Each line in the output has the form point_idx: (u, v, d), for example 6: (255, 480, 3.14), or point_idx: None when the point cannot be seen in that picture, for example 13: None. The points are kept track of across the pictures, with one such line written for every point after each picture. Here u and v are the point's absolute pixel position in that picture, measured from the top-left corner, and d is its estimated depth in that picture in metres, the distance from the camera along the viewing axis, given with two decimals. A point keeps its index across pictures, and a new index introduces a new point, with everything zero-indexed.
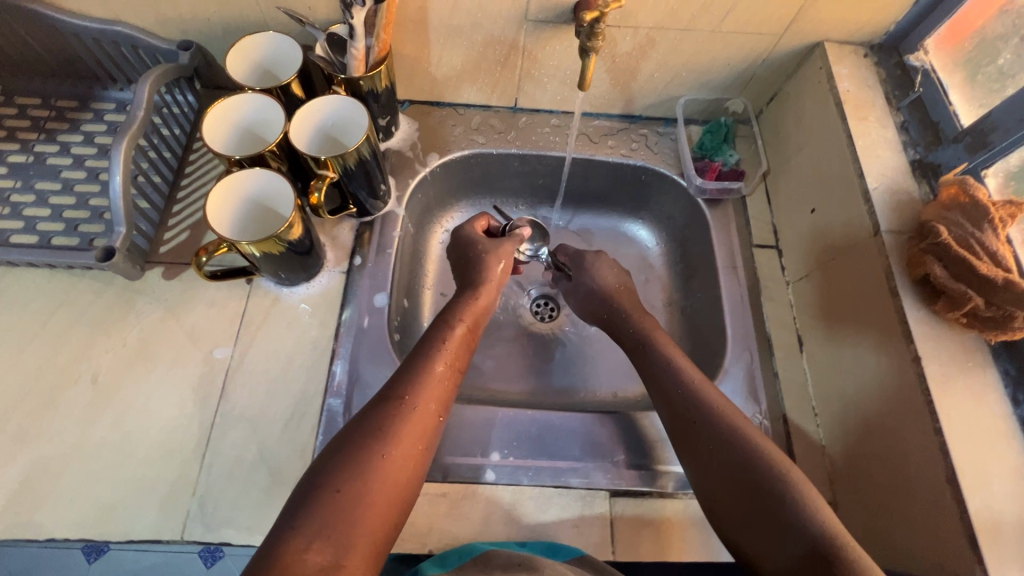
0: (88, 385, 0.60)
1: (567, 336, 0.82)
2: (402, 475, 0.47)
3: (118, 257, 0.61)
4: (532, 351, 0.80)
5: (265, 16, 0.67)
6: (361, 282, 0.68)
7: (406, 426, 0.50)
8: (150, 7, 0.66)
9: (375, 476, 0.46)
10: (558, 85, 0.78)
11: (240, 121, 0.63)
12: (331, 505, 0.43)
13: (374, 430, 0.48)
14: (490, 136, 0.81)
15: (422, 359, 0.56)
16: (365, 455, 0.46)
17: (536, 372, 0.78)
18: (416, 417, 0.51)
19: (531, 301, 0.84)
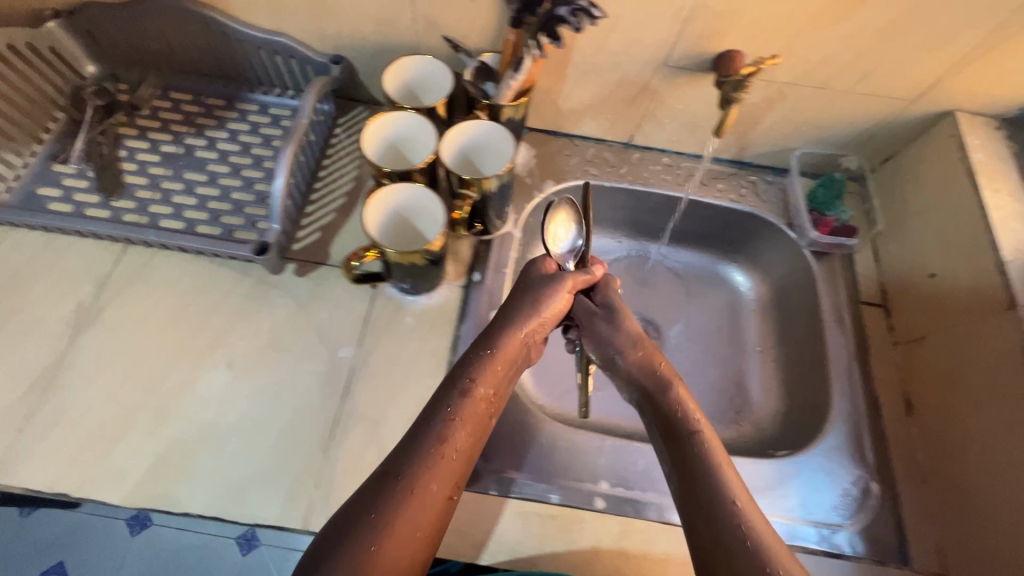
0: (224, 368, 0.63)
1: None
2: (419, 534, 0.46)
3: (270, 252, 0.66)
4: None
5: (418, 40, 0.72)
6: (480, 298, 0.70)
7: (424, 478, 0.47)
8: (315, 24, 0.71)
9: (381, 539, 0.44)
10: (677, 126, 0.80)
11: (391, 137, 0.67)
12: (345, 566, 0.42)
13: (387, 481, 0.47)
14: (603, 169, 0.83)
15: (450, 396, 0.52)
16: (381, 517, 0.45)
17: None
18: (442, 464, 0.48)
19: None
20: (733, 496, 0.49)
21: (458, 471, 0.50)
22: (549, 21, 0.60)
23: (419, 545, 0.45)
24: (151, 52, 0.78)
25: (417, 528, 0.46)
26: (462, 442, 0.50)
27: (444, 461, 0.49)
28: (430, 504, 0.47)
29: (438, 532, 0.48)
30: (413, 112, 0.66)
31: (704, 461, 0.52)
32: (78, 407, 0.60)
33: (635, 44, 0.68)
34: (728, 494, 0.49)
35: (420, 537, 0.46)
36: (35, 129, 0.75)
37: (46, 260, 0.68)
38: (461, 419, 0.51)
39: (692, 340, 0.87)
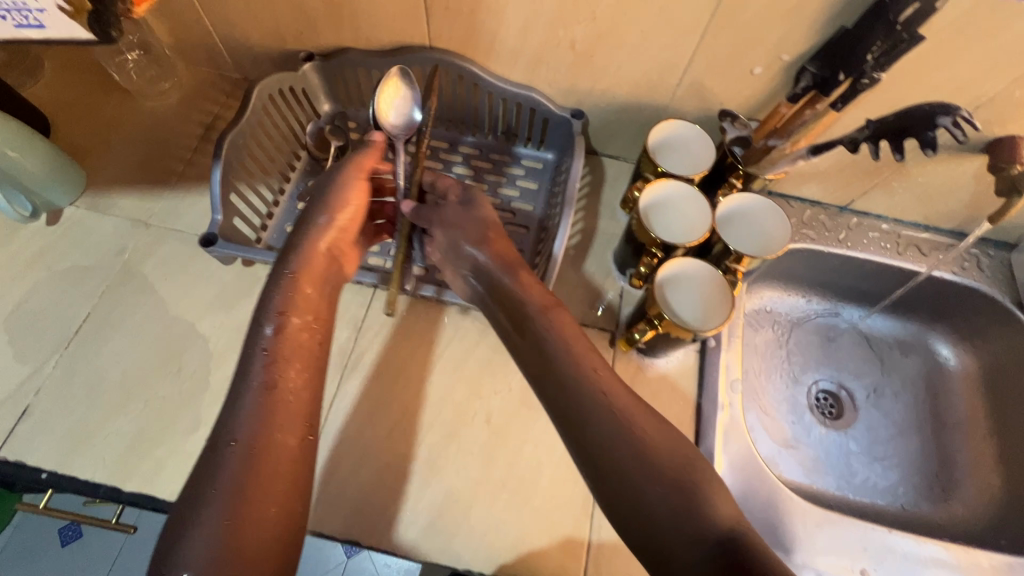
0: (483, 423, 0.65)
1: (854, 437, 0.85)
2: (271, 506, 0.48)
3: None
4: (824, 448, 0.84)
5: (671, 102, 0.71)
6: (716, 364, 0.70)
7: (268, 433, 0.51)
8: (569, 81, 0.72)
9: (235, 508, 0.47)
10: (907, 196, 0.78)
11: (658, 204, 0.66)
12: (221, 514, 0.46)
13: (222, 450, 0.49)
14: (820, 233, 0.82)
15: (257, 335, 0.56)
16: (237, 483, 0.48)
17: (829, 471, 0.82)
18: (277, 415, 0.52)
19: (819, 393, 0.87)
20: (636, 428, 0.52)
21: (301, 416, 0.54)
22: (922, 125, 0.55)
23: (285, 506, 0.49)
24: None
25: (277, 486, 0.49)
26: (294, 380, 0.55)
27: (278, 406, 0.52)
28: (274, 461, 0.50)
29: (299, 500, 0.50)
30: (683, 182, 0.66)
31: (590, 378, 0.56)
32: (356, 453, 0.63)
33: None
34: (632, 449, 0.51)
35: (279, 505, 0.49)
36: (283, 166, 0.78)
37: None
38: (285, 360, 0.55)
39: (891, 410, 0.86)
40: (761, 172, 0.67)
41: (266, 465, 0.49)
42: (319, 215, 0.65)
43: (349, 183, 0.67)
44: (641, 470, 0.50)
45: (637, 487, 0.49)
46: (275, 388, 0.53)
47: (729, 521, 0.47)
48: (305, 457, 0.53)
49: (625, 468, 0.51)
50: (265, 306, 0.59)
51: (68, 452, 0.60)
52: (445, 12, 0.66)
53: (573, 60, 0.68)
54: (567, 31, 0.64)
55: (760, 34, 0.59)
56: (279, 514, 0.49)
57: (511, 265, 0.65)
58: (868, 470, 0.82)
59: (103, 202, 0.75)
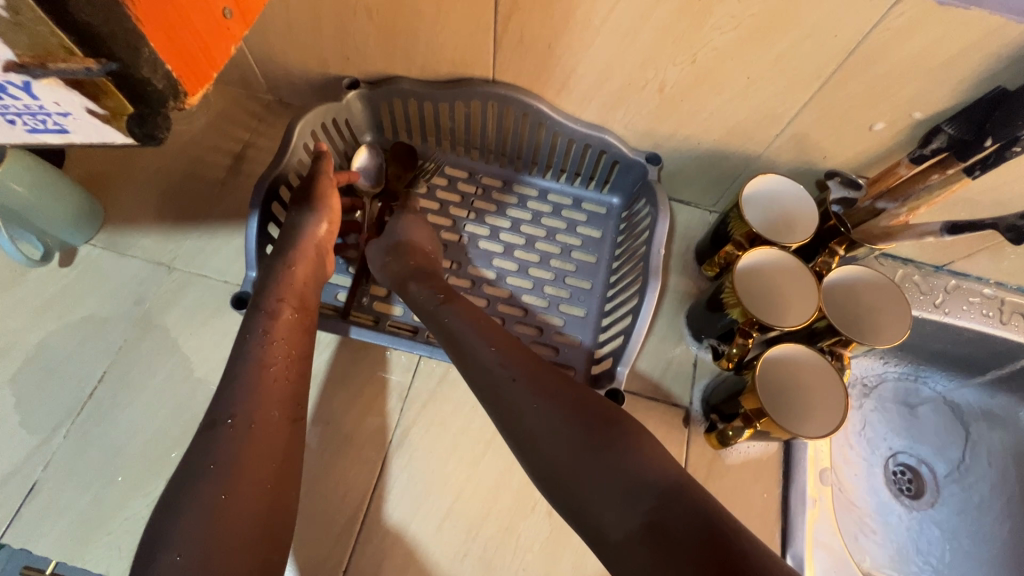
0: (544, 516, 0.58)
1: (934, 519, 0.76)
2: (260, 487, 0.41)
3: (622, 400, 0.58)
4: (902, 531, 0.75)
5: (764, 154, 0.63)
6: (805, 453, 0.62)
7: (258, 408, 0.45)
8: (647, 124, 0.63)
9: (227, 482, 0.40)
10: (1018, 260, 0.70)
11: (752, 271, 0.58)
12: (213, 494, 0.40)
13: (217, 428, 0.43)
14: (912, 296, 0.74)
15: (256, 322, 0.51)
16: (230, 462, 0.41)
17: (907, 559, 0.74)
18: (270, 393, 0.46)
19: (896, 467, 0.79)
20: (557, 406, 0.44)
21: (294, 396, 0.48)
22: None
23: (268, 508, 0.41)
24: (440, 128, 0.72)
25: (264, 464, 0.43)
26: (285, 360, 0.49)
27: (272, 384, 0.47)
28: (270, 445, 0.44)
29: (289, 501, 0.43)
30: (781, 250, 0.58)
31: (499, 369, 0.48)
32: (402, 545, 0.56)
33: None
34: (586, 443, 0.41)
35: (270, 496, 0.42)
36: None
37: (348, 364, 0.63)
38: (274, 337, 0.50)
39: (976, 490, 0.78)
40: (870, 242, 0.59)
41: (261, 446, 0.43)
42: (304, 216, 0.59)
43: (321, 164, 0.60)
44: (571, 455, 0.41)
45: (576, 480, 0.40)
46: (268, 369, 0.48)
47: (682, 492, 0.37)
48: (297, 444, 0.46)
49: (557, 465, 0.41)
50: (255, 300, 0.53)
51: (82, 537, 0.54)
52: (515, 45, 0.57)
53: (658, 102, 0.60)
54: (656, 72, 0.56)
55: (891, 89, 0.51)
56: (267, 507, 0.41)
57: (430, 280, 0.60)
58: (953, 559, 0.74)
59: (123, 240, 0.67)
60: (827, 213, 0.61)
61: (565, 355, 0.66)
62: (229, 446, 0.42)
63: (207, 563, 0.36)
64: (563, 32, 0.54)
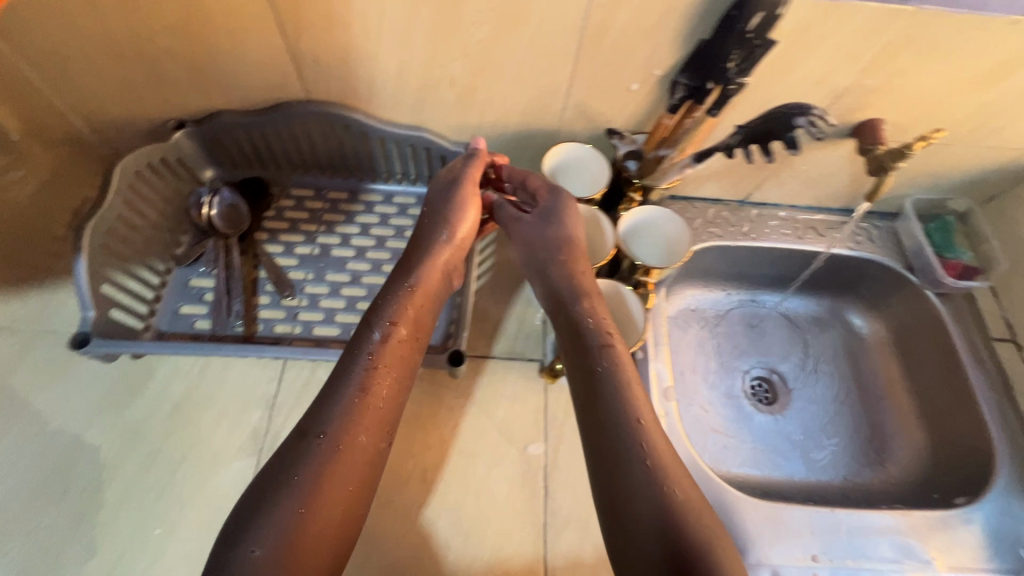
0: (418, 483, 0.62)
1: (789, 418, 0.86)
2: (336, 516, 0.48)
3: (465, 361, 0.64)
4: (761, 435, 0.84)
5: (562, 127, 0.72)
6: (647, 376, 0.70)
7: (349, 432, 0.51)
8: (456, 117, 0.71)
9: (308, 502, 0.47)
10: (796, 184, 0.83)
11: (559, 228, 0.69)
12: (293, 506, 0.46)
13: (307, 441, 0.49)
14: (725, 230, 0.85)
15: (371, 341, 0.56)
16: (315, 484, 0.47)
17: (769, 458, 0.82)
18: (366, 419, 0.52)
19: (750, 380, 0.89)
20: (658, 464, 0.51)
21: (386, 421, 0.53)
22: (783, 126, 0.60)
23: (341, 531, 0.48)
24: (276, 154, 0.77)
25: (344, 488, 0.49)
26: (388, 383, 0.55)
27: (370, 411, 0.52)
28: (349, 467, 0.50)
29: (357, 521, 0.50)
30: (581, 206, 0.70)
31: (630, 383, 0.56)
32: None
33: None
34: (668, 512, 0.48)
35: (342, 525, 0.48)
36: (169, 245, 0.72)
37: (212, 385, 0.65)
38: (382, 367, 0.55)
39: (819, 382, 0.89)
40: (657, 183, 0.70)
41: (343, 468, 0.49)
42: (438, 232, 0.66)
43: (469, 166, 0.67)
44: (653, 511, 0.49)
45: (629, 471, 0.51)
46: (362, 393, 0.53)
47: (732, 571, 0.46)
48: (375, 465, 0.52)
49: (642, 508, 0.49)
50: (373, 312, 0.58)
51: None
52: (314, 64, 0.64)
53: (456, 96, 0.68)
54: (444, 69, 0.64)
55: (627, 53, 0.61)
56: (339, 530, 0.48)
57: (589, 297, 0.62)
58: (811, 449, 0.83)
59: None
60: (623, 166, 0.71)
61: None
62: (313, 460, 0.48)
63: (277, 561, 0.44)
64: (351, 45, 0.61)
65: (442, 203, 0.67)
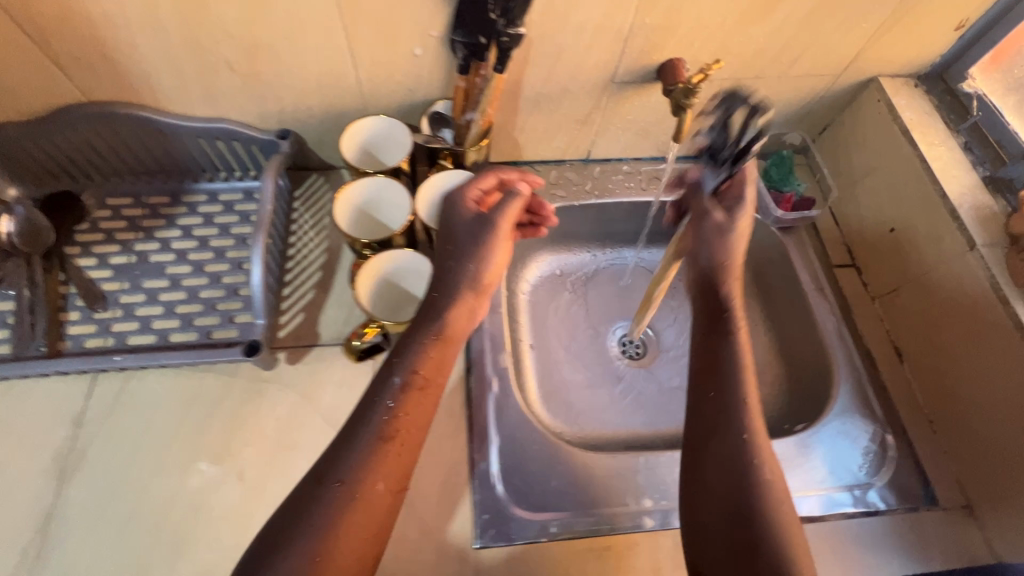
0: (235, 482, 0.60)
1: (657, 371, 0.86)
2: (349, 566, 0.45)
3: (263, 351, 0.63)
4: (627, 388, 0.84)
5: (365, 102, 0.70)
6: (481, 344, 0.69)
7: (368, 480, 0.47)
8: (254, 103, 0.69)
9: (341, 542, 0.45)
10: (630, 136, 0.82)
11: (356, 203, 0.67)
12: (309, 549, 0.44)
13: (327, 488, 0.46)
14: (569, 190, 0.84)
15: (389, 383, 0.52)
16: (346, 515, 0.46)
17: (636, 410, 0.82)
18: (387, 466, 0.49)
19: (618, 339, 0.88)
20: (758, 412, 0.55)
21: (403, 473, 0.49)
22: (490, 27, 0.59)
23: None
24: (82, 163, 0.73)
25: (364, 535, 0.46)
26: (414, 427, 0.51)
27: (396, 456, 0.49)
28: (374, 513, 0.47)
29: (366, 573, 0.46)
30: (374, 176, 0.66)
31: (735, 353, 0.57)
32: (93, 558, 0.56)
33: (580, 68, 0.69)
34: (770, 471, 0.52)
35: (350, 574, 0.45)
36: None
37: (14, 410, 0.62)
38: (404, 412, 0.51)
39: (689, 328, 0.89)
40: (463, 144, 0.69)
41: (363, 514, 0.46)
42: (467, 264, 0.59)
43: (512, 200, 0.61)
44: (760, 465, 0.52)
45: (720, 426, 0.54)
46: (388, 439, 0.49)
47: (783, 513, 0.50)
48: (394, 509, 0.49)
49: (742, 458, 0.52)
50: (414, 336, 0.56)
51: None
52: (77, 63, 0.61)
53: (242, 82, 0.65)
54: (215, 54, 0.61)
55: (393, 16, 0.59)
56: (357, 574, 0.45)
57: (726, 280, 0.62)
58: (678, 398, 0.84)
59: None
60: (437, 136, 0.71)
61: (243, 332, 0.68)
62: (334, 508, 0.46)
63: None
64: (105, 39, 0.58)
65: (464, 235, 0.60)
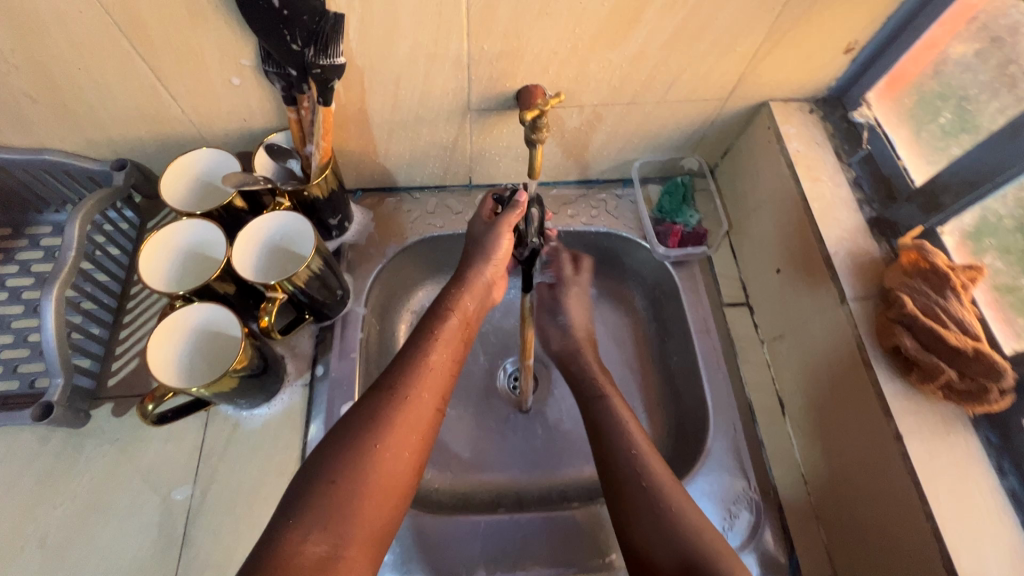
0: (35, 549, 0.56)
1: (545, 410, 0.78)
2: (399, 464, 0.52)
3: (58, 411, 0.58)
4: (510, 430, 0.76)
5: (198, 131, 0.65)
6: (325, 394, 0.66)
7: (413, 389, 0.56)
8: (74, 133, 0.63)
9: (379, 441, 0.52)
10: (510, 162, 0.76)
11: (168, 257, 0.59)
12: (331, 475, 0.50)
13: (384, 396, 0.55)
14: (446, 218, 0.79)
15: (430, 324, 0.61)
16: (376, 417, 0.53)
17: (517, 456, 0.75)
18: (424, 380, 0.57)
19: (507, 375, 0.81)
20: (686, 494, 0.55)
21: (441, 388, 0.58)
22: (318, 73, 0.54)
23: (390, 496, 0.52)
24: None
25: (409, 438, 0.54)
26: (447, 358, 0.60)
27: (430, 375, 0.58)
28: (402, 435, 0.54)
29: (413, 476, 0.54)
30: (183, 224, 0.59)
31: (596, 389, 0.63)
32: None
33: (427, 95, 0.62)
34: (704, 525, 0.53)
35: (401, 473, 0.52)
36: None
37: None
38: (441, 343, 0.60)
39: None
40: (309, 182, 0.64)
41: (394, 434, 0.53)
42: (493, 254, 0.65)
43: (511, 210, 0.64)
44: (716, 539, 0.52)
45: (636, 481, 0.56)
46: (397, 391, 0.55)
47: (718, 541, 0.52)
48: (433, 422, 0.57)
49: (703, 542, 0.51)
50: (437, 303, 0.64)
51: None
52: None
53: (51, 112, 0.60)
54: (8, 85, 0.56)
55: (192, 45, 0.53)
56: (393, 500, 0.52)
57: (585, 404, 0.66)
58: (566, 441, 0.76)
59: None
60: (284, 167, 0.66)
61: None
62: (375, 423, 0.53)
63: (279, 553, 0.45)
64: None
65: (480, 245, 0.65)
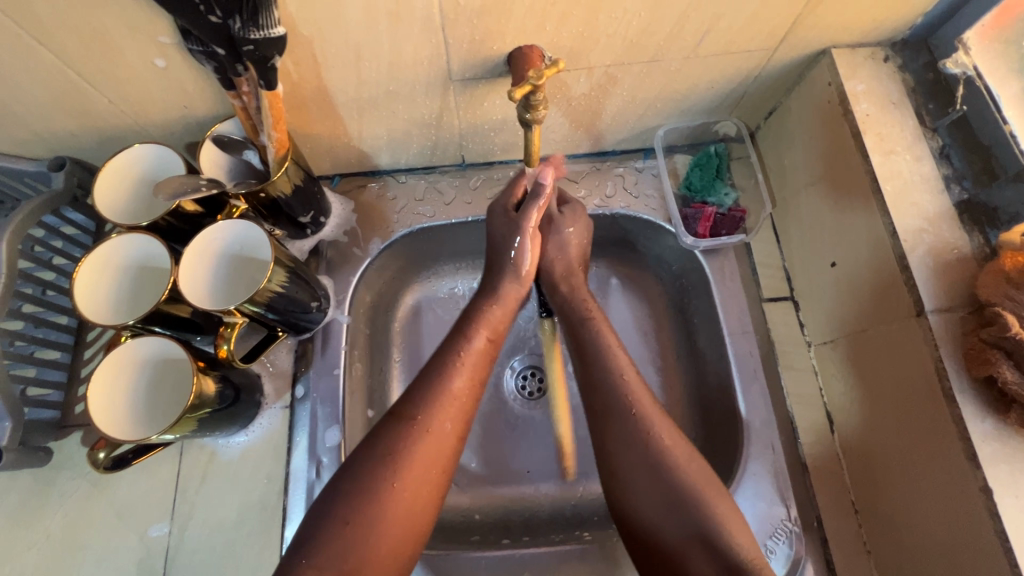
0: None
1: (558, 416, 0.69)
2: (413, 521, 0.44)
3: (11, 455, 0.52)
4: (520, 438, 0.68)
5: (136, 124, 0.55)
6: (307, 417, 0.59)
7: (436, 418, 0.47)
8: None
9: (397, 501, 0.43)
10: (507, 135, 0.64)
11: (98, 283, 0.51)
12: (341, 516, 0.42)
13: (397, 435, 0.46)
14: (437, 206, 0.68)
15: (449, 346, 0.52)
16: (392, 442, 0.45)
17: (529, 469, 0.66)
18: (446, 406, 0.48)
19: (516, 376, 0.71)
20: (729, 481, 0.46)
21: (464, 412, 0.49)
22: (257, 58, 0.43)
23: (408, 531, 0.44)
24: None
25: (425, 484, 0.45)
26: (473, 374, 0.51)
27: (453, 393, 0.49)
28: (425, 456, 0.46)
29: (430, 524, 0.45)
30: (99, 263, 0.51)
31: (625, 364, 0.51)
32: None
33: (398, 66, 0.51)
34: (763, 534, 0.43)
35: (422, 523, 0.44)
36: None
37: None
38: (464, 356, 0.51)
39: None
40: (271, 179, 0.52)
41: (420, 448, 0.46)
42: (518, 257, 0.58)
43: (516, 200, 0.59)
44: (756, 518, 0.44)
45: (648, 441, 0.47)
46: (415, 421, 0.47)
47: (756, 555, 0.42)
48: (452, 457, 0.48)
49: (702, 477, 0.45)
50: None
51: None
52: None
53: None
54: None
55: (96, 26, 0.43)
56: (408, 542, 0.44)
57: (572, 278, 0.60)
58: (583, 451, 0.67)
59: None
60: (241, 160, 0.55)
61: None
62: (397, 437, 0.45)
63: None
64: None
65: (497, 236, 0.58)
